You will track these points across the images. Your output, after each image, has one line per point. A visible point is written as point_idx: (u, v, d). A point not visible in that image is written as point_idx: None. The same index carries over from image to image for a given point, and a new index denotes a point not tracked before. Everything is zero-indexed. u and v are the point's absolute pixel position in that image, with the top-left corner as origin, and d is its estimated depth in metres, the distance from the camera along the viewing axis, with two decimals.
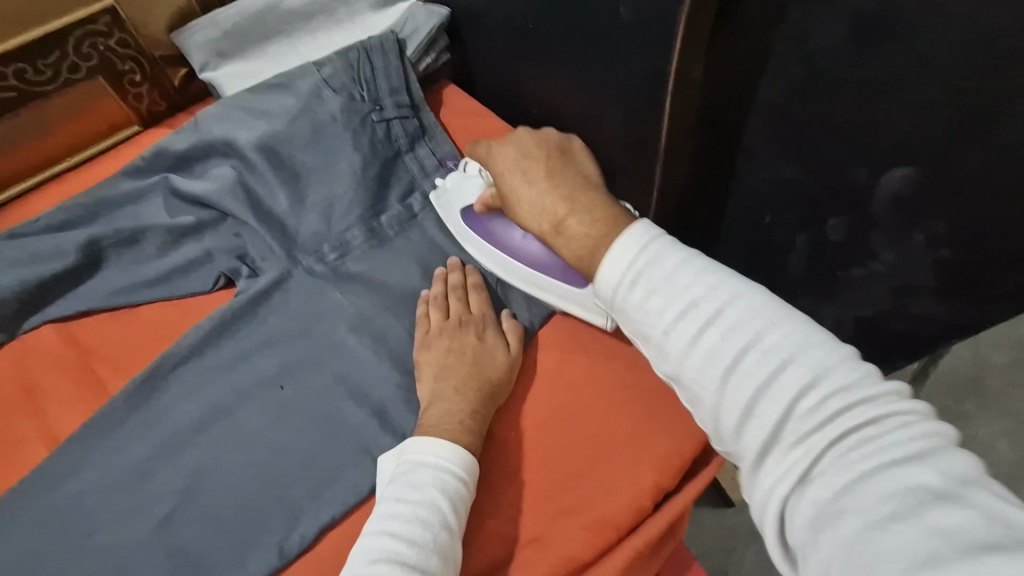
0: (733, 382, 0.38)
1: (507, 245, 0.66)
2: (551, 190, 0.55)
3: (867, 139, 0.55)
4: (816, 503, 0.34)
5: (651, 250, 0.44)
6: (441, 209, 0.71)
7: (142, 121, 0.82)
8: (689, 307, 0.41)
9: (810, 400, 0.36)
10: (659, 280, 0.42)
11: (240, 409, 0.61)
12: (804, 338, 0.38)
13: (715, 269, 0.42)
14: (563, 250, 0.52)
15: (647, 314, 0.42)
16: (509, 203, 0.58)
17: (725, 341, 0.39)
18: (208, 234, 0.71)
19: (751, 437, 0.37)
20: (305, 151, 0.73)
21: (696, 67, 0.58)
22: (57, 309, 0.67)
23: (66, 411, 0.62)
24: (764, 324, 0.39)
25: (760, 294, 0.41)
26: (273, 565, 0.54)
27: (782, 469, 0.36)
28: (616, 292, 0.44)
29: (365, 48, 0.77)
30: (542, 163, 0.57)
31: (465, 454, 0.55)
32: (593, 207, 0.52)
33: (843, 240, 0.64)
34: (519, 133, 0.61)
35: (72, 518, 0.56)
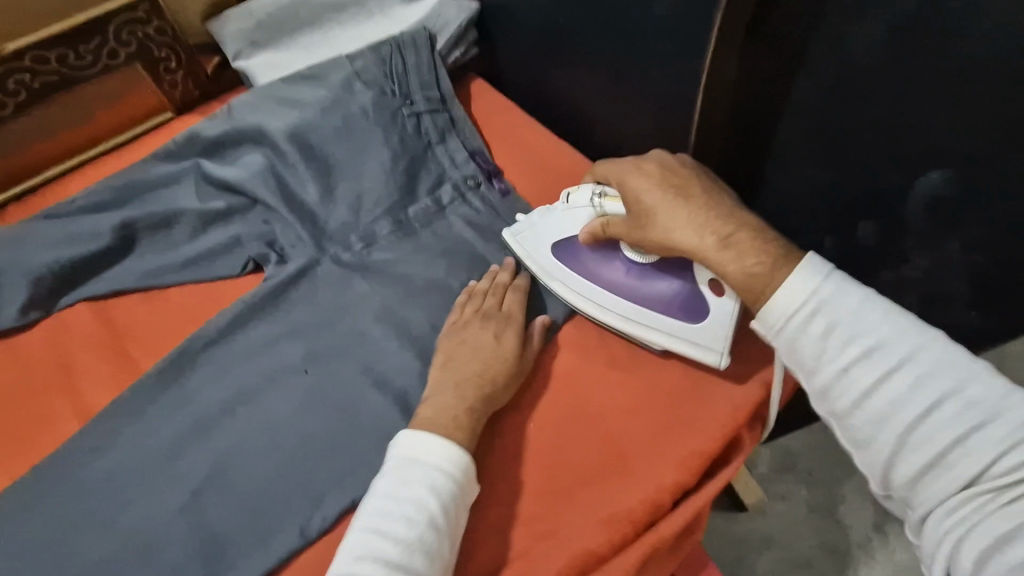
0: (914, 428, 0.42)
1: (607, 281, 0.64)
2: (708, 211, 0.54)
3: (904, 146, 0.55)
4: (987, 530, 0.39)
5: (836, 294, 0.46)
6: (531, 246, 0.68)
7: (176, 108, 0.83)
8: (876, 353, 0.44)
9: (1012, 458, 0.40)
10: (849, 323, 0.45)
11: (267, 392, 0.63)
12: (982, 389, 0.41)
13: (905, 318, 0.45)
14: (728, 267, 0.52)
15: (828, 354, 0.46)
16: (651, 220, 0.57)
17: (915, 390, 0.43)
18: (237, 219, 0.73)
19: (933, 479, 0.42)
20: (335, 142, 0.74)
21: (730, 65, 0.58)
22: (92, 288, 0.68)
23: (98, 389, 0.64)
24: (959, 380, 0.42)
25: (951, 349, 0.43)
26: (295, 545, 0.55)
27: (960, 512, 0.41)
28: (790, 329, 0.47)
29: (398, 43, 0.78)
30: (691, 183, 0.56)
31: (456, 450, 0.53)
32: (758, 229, 0.52)
33: (874, 245, 0.63)
34: (653, 154, 0.60)
35: (103, 492, 0.57)
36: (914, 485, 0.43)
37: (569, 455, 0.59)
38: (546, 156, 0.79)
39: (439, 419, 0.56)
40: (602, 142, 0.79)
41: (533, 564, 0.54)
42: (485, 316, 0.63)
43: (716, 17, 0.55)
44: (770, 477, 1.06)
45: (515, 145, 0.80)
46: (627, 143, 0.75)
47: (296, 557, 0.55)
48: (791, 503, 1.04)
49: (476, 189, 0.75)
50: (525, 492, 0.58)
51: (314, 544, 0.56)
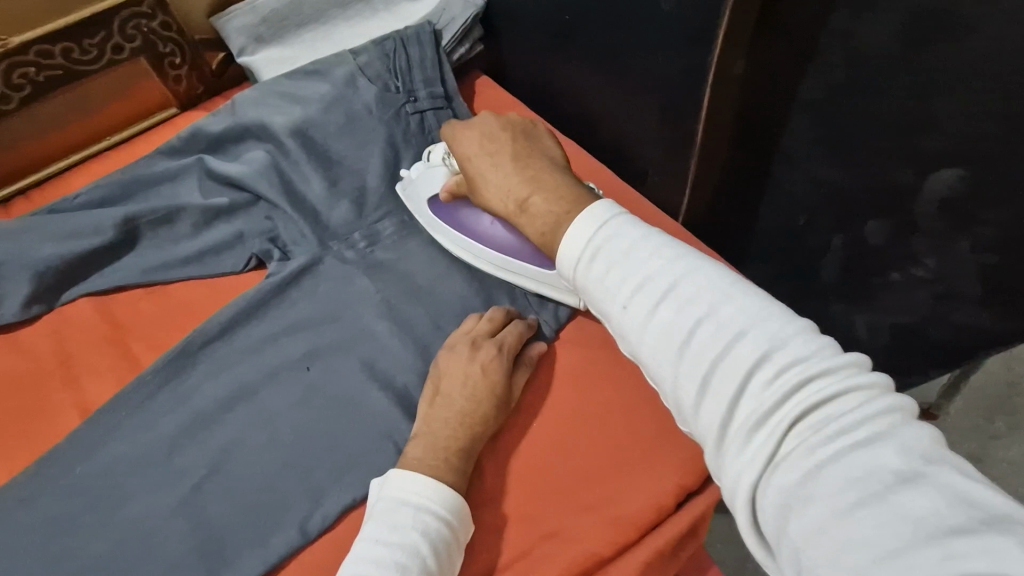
0: (696, 366, 0.36)
1: (476, 233, 0.66)
2: (518, 172, 0.54)
3: (915, 145, 0.54)
4: (782, 488, 0.31)
5: (612, 225, 0.43)
6: (410, 200, 0.71)
7: (180, 104, 0.83)
8: (644, 283, 0.40)
9: (770, 375, 0.34)
10: (618, 254, 0.41)
11: (267, 389, 0.62)
12: (746, 306, 0.37)
13: (672, 245, 0.41)
14: (528, 228, 0.51)
15: (606, 290, 0.41)
16: (477, 186, 0.58)
17: (680, 315, 0.38)
18: (240, 215, 0.72)
19: (711, 416, 0.35)
20: (338, 138, 0.74)
21: (737, 63, 0.58)
22: (94, 284, 0.68)
23: (99, 383, 0.64)
24: (716, 300, 0.37)
25: (715, 270, 0.39)
26: (294, 544, 0.55)
27: (746, 456, 0.33)
28: (577, 268, 0.44)
29: (402, 38, 0.77)
30: (506, 145, 0.57)
31: (448, 493, 0.52)
32: (559, 187, 0.51)
33: (883, 244, 0.62)
34: (484, 117, 0.61)
35: (102, 487, 0.57)
36: (704, 430, 0.36)
37: (571, 456, 0.59)
38: None
39: (443, 422, 0.57)
40: (607, 139, 0.78)
41: (535, 564, 0.54)
42: (477, 343, 0.61)
43: (724, 18, 0.53)
44: None
45: None
46: (632, 140, 0.74)
47: (296, 555, 0.55)
48: None
49: None
50: (528, 493, 0.57)
51: (315, 542, 0.56)
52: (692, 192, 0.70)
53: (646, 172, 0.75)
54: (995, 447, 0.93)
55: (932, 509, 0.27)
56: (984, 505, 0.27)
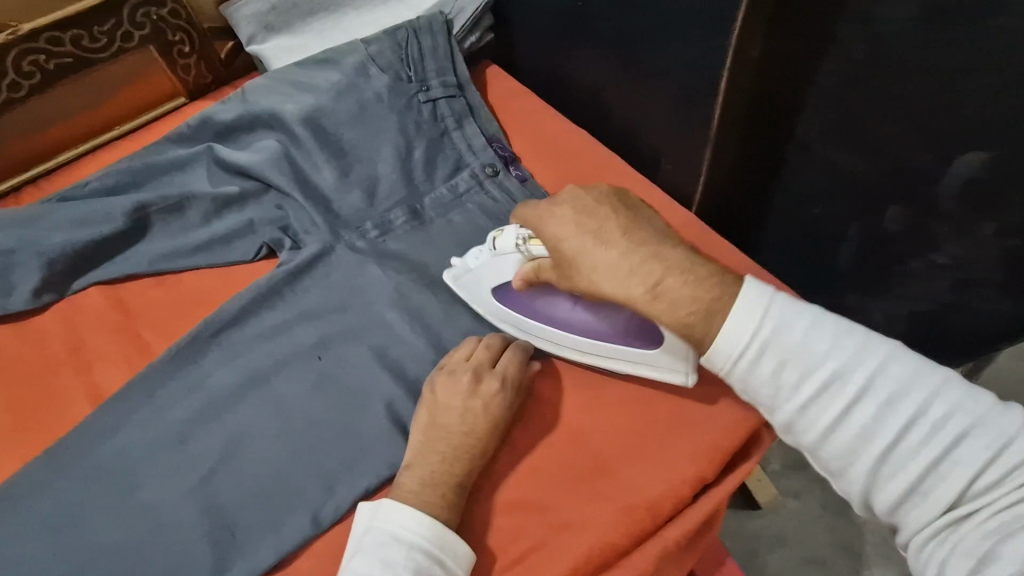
0: (874, 444, 0.42)
1: (557, 321, 0.62)
2: (636, 246, 0.49)
3: (937, 128, 0.54)
4: (968, 551, 0.38)
5: (777, 316, 0.45)
6: (472, 293, 0.64)
7: (189, 93, 0.83)
8: (831, 382, 0.43)
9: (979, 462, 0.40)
10: (793, 351, 0.44)
11: (279, 377, 0.62)
12: (911, 377, 0.42)
13: (848, 333, 0.44)
14: (664, 316, 0.47)
15: (783, 389, 0.45)
16: (578, 268, 0.51)
17: (874, 412, 0.42)
18: (250, 204, 0.72)
19: (916, 505, 0.41)
20: (349, 127, 0.73)
21: (754, 46, 0.56)
22: (105, 272, 0.68)
23: (110, 371, 0.63)
24: (913, 393, 0.42)
25: (903, 357, 0.43)
26: (308, 532, 0.54)
27: (946, 534, 0.40)
28: (739, 367, 0.46)
29: (413, 28, 0.76)
30: (611, 217, 0.51)
31: (442, 528, 0.51)
32: (691, 266, 0.48)
33: (901, 231, 0.62)
34: (567, 191, 0.54)
35: (115, 475, 0.57)
36: (878, 497, 0.43)
37: (586, 448, 0.58)
38: (564, 143, 0.77)
39: (455, 412, 0.56)
40: (619, 129, 0.77)
41: (549, 556, 0.53)
42: (478, 375, 0.58)
43: (741, 9, 0.52)
44: (783, 474, 1.05)
45: (532, 133, 0.79)
46: (644, 129, 0.73)
47: (309, 544, 0.55)
48: (804, 501, 1.02)
49: (494, 177, 0.74)
50: (539, 485, 0.57)
51: (328, 530, 0.55)
52: (708, 182, 0.69)
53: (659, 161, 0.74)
54: None
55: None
56: None
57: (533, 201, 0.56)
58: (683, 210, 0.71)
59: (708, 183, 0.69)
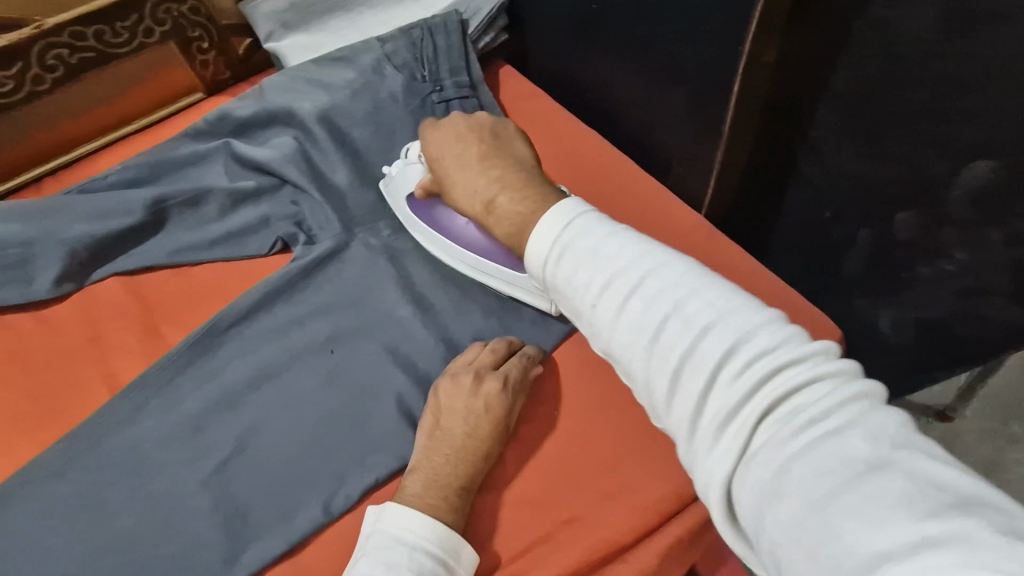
0: (687, 372, 0.38)
1: (451, 231, 0.65)
2: (484, 172, 0.56)
3: (948, 136, 0.54)
4: (758, 482, 0.34)
5: (575, 224, 0.46)
6: (389, 197, 0.70)
7: (207, 88, 0.84)
8: (613, 280, 0.42)
9: (725, 362, 0.37)
10: (584, 253, 0.44)
11: (292, 370, 0.63)
12: (726, 305, 0.39)
13: (641, 243, 0.44)
14: (495, 229, 0.54)
15: (575, 288, 0.44)
16: (446, 190, 0.60)
17: (648, 310, 0.40)
18: (266, 199, 0.73)
19: (681, 408, 0.38)
20: (364, 125, 0.74)
21: (769, 50, 0.57)
22: (123, 263, 0.69)
23: (128, 361, 0.65)
24: (677, 293, 0.40)
25: (683, 264, 0.42)
26: (318, 522, 0.55)
27: (716, 446, 0.36)
28: (544, 265, 0.46)
29: (429, 27, 0.77)
30: (476, 144, 0.59)
31: (446, 531, 0.52)
32: (523, 188, 0.54)
33: (913, 238, 0.62)
34: (453, 117, 0.62)
35: (131, 462, 0.58)
36: (677, 423, 0.39)
37: (590, 444, 0.59)
38: (578, 144, 0.78)
39: (459, 412, 0.57)
40: (630, 132, 0.78)
41: (554, 549, 0.54)
42: (480, 376, 0.58)
43: (755, 14, 0.53)
44: None
45: (545, 133, 0.79)
46: (656, 132, 0.74)
47: (319, 534, 0.56)
48: None
49: None
50: (545, 481, 0.58)
51: (338, 520, 0.56)
52: (716, 186, 0.70)
53: (670, 165, 0.75)
54: (1011, 452, 0.92)
55: (904, 495, 0.29)
56: (942, 483, 0.30)
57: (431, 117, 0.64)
58: (694, 211, 0.72)
59: (717, 187, 0.70)
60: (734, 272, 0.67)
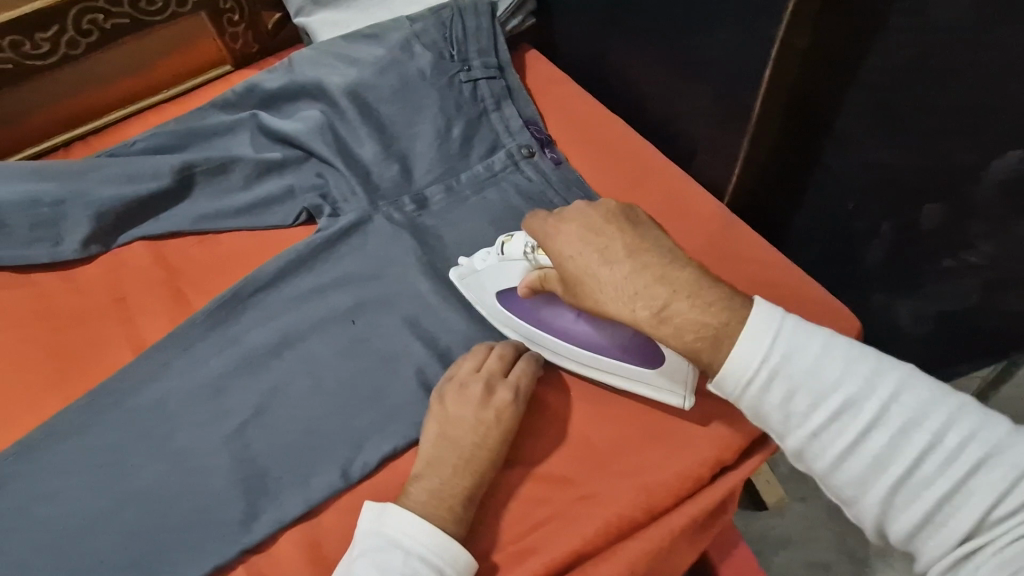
0: (888, 466, 0.43)
1: (560, 329, 0.61)
2: (640, 268, 0.49)
3: (983, 125, 0.55)
4: (966, 560, 0.40)
5: (779, 341, 0.45)
6: (474, 291, 0.65)
7: (234, 61, 0.85)
8: (826, 404, 0.44)
9: (938, 466, 0.42)
10: (796, 376, 0.44)
11: (313, 338, 0.64)
12: (930, 408, 0.43)
13: (842, 353, 0.45)
14: (670, 339, 0.48)
15: (785, 412, 0.45)
16: (587, 293, 0.51)
17: (867, 432, 0.43)
18: (291, 171, 0.74)
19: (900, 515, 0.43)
20: (390, 101, 0.75)
21: (801, 38, 0.56)
22: (151, 227, 0.70)
23: (152, 322, 0.66)
24: (893, 405, 0.43)
25: (883, 369, 0.44)
26: (337, 486, 0.56)
27: (932, 541, 0.42)
28: (746, 390, 0.46)
29: (459, 8, 0.77)
30: (619, 237, 0.50)
31: (445, 538, 0.50)
32: (697, 286, 0.48)
33: (936, 228, 0.63)
34: (577, 206, 0.53)
35: (153, 420, 0.59)
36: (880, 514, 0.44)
37: (600, 432, 0.59)
38: (600, 131, 0.78)
39: (467, 415, 0.56)
40: (654, 119, 0.78)
41: (571, 525, 0.54)
42: (491, 386, 0.57)
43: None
44: (792, 477, 0.99)
45: (569, 118, 0.80)
46: (680, 120, 0.74)
47: (338, 497, 0.56)
48: (810, 505, 0.96)
49: (530, 159, 0.76)
50: (561, 459, 0.58)
51: (354, 486, 0.57)
52: (741, 172, 0.69)
53: (693, 152, 0.75)
54: None
55: None
56: None
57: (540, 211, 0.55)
58: (714, 200, 0.72)
59: (741, 179, 0.70)
60: (757, 263, 0.67)
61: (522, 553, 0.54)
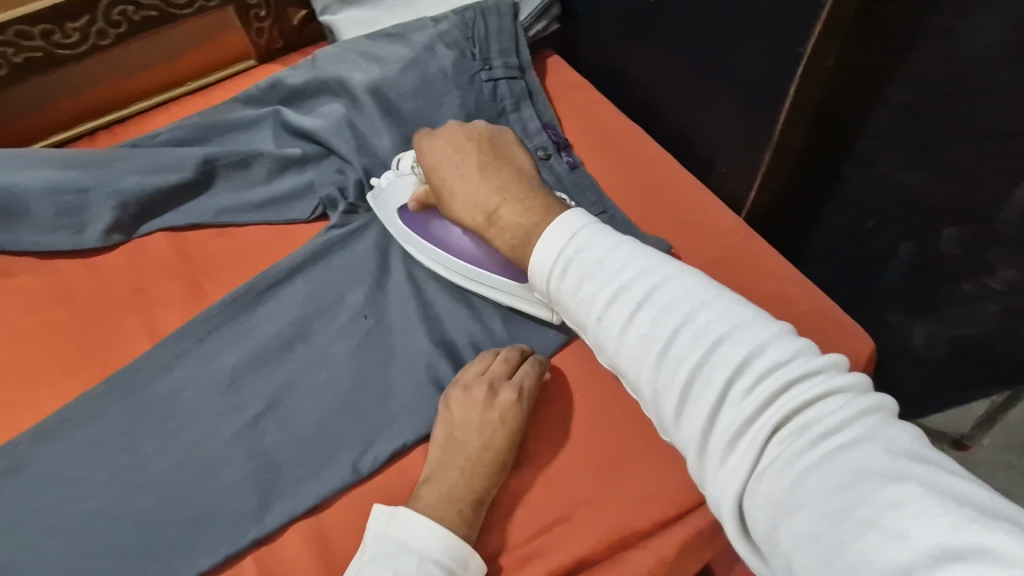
0: (697, 384, 0.39)
1: (445, 241, 0.64)
2: (486, 182, 0.58)
3: (1007, 151, 0.54)
4: (770, 497, 0.34)
5: (580, 236, 0.47)
6: (379, 210, 0.69)
7: (259, 56, 0.85)
8: (621, 292, 0.43)
9: (741, 377, 0.37)
10: (589, 265, 0.45)
11: (326, 333, 0.64)
12: (737, 319, 0.40)
13: (645, 254, 0.45)
14: (497, 239, 0.55)
15: (579, 300, 0.45)
16: (443, 200, 0.60)
17: (655, 322, 0.41)
18: (311, 167, 0.74)
19: (691, 429, 0.39)
20: (411, 100, 0.75)
21: (828, 58, 0.56)
22: (172, 219, 0.71)
23: (171, 313, 0.66)
24: (692, 305, 0.41)
25: (691, 278, 0.43)
26: (347, 480, 0.56)
27: (731, 464, 0.36)
28: (549, 277, 0.48)
29: (482, 9, 0.77)
30: (474, 154, 0.59)
31: (456, 542, 0.51)
32: (523, 198, 0.55)
33: (958, 252, 0.62)
34: (450, 127, 0.63)
35: (168, 409, 0.60)
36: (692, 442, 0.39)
37: (607, 438, 0.59)
38: (619, 136, 0.78)
39: (472, 416, 0.57)
40: (676, 129, 0.78)
41: (575, 531, 0.55)
42: (495, 388, 0.58)
43: (821, 19, 0.52)
44: None
45: (589, 124, 0.80)
46: (701, 131, 0.74)
47: (347, 492, 0.57)
48: None
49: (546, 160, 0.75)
50: (567, 465, 0.58)
51: (363, 482, 0.57)
52: (762, 186, 0.69)
53: (713, 163, 0.74)
54: None
55: (901, 499, 0.30)
56: (962, 497, 0.29)
57: (422, 131, 0.64)
58: (731, 212, 0.72)
59: (757, 199, 0.71)
60: (771, 276, 0.67)
61: (528, 556, 0.54)
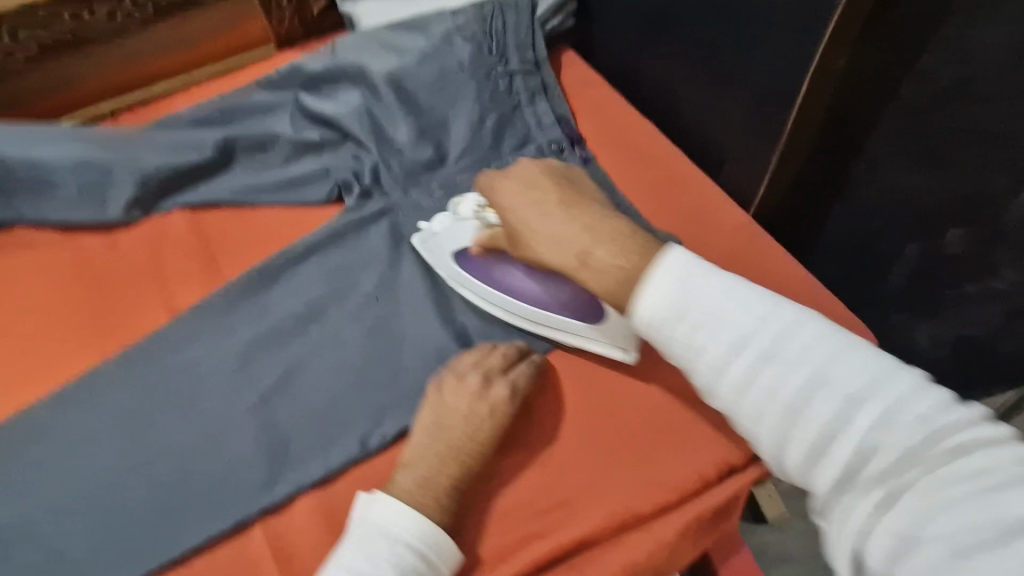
0: (822, 435, 0.40)
1: (510, 288, 0.63)
2: (572, 220, 0.53)
3: (1012, 155, 0.55)
4: (894, 535, 0.36)
5: (687, 279, 0.46)
6: (431, 255, 0.68)
7: (279, 44, 0.86)
8: (740, 342, 0.44)
9: (867, 427, 0.39)
10: (704, 314, 0.45)
11: (337, 313, 0.65)
12: (866, 368, 0.41)
13: (759, 299, 0.45)
14: (591, 283, 0.51)
15: (693, 348, 0.45)
16: (522, 244, 0.55)
17: (782, 376, 0.42)
18: (327, 152, 0.76)
19: (821, 477, 0.40)
20: (428, 90, 0.77)
21: (840, 59, 0.57)
22: (190, 197, 0.73)
23: (186, 288, 0.68)
24: (820, 356, 0.42)
25: (813, 325, 0.43)
26: (354, 455, 0.58)
27: (855, 507, 0.39)
28: (656, 323, 0.47)
29: (501, 3, 0.78)
30: (555, 192, 0.55)
31: (431, 526, 0.51)
32: (620, 237, 0.51)
33: (963, 252, 0.64)
34: (520, 165, 0.59)
35: (181, 381, 0.61)
36: (818, 486, 0.41)
37: (602, 428, 0.60)
38: (629, 133, 0.79)
39: (461, 407, 0.57)
40: (687, 128, 0.78)
41: (575, 513, 0.56)
42: (488, 380, 0.59)
43: (834, 18, 0.54)
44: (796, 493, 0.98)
45: (601, 120, 0.81)
46: (711, 129, 0.75)
47: (353, 467, 0.58)
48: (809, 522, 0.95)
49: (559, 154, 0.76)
50: (567, 450, 0.59)
51: (369, 459, 0.59)
52: (772, 181, 0.69)
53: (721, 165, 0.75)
54: None
55: None
56: None
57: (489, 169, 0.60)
58: (737, 210, 0.73)
59: (764, 201, 0.71)
60: (776, 272, 0.68)
61: (528, 537, 0.55)
